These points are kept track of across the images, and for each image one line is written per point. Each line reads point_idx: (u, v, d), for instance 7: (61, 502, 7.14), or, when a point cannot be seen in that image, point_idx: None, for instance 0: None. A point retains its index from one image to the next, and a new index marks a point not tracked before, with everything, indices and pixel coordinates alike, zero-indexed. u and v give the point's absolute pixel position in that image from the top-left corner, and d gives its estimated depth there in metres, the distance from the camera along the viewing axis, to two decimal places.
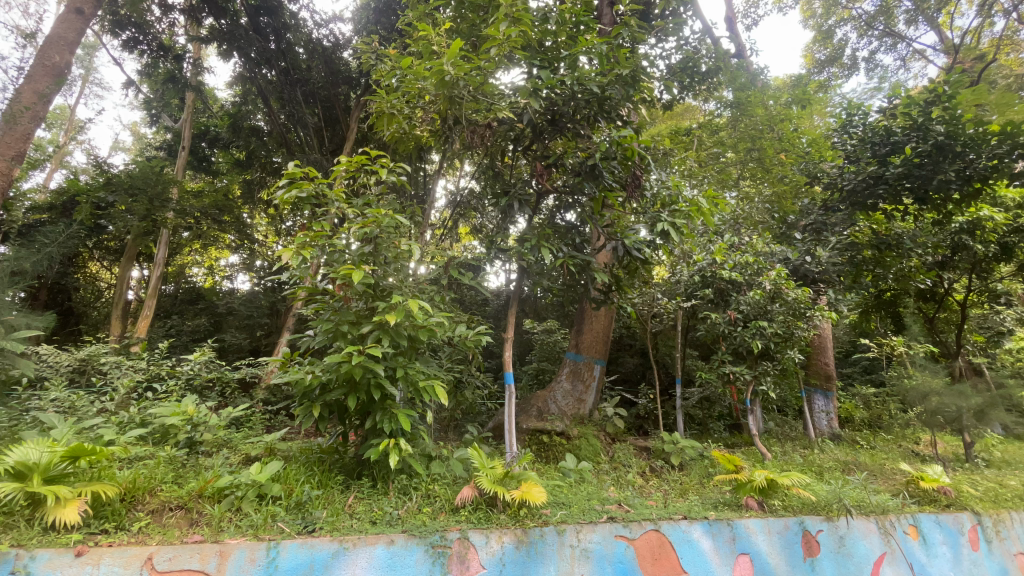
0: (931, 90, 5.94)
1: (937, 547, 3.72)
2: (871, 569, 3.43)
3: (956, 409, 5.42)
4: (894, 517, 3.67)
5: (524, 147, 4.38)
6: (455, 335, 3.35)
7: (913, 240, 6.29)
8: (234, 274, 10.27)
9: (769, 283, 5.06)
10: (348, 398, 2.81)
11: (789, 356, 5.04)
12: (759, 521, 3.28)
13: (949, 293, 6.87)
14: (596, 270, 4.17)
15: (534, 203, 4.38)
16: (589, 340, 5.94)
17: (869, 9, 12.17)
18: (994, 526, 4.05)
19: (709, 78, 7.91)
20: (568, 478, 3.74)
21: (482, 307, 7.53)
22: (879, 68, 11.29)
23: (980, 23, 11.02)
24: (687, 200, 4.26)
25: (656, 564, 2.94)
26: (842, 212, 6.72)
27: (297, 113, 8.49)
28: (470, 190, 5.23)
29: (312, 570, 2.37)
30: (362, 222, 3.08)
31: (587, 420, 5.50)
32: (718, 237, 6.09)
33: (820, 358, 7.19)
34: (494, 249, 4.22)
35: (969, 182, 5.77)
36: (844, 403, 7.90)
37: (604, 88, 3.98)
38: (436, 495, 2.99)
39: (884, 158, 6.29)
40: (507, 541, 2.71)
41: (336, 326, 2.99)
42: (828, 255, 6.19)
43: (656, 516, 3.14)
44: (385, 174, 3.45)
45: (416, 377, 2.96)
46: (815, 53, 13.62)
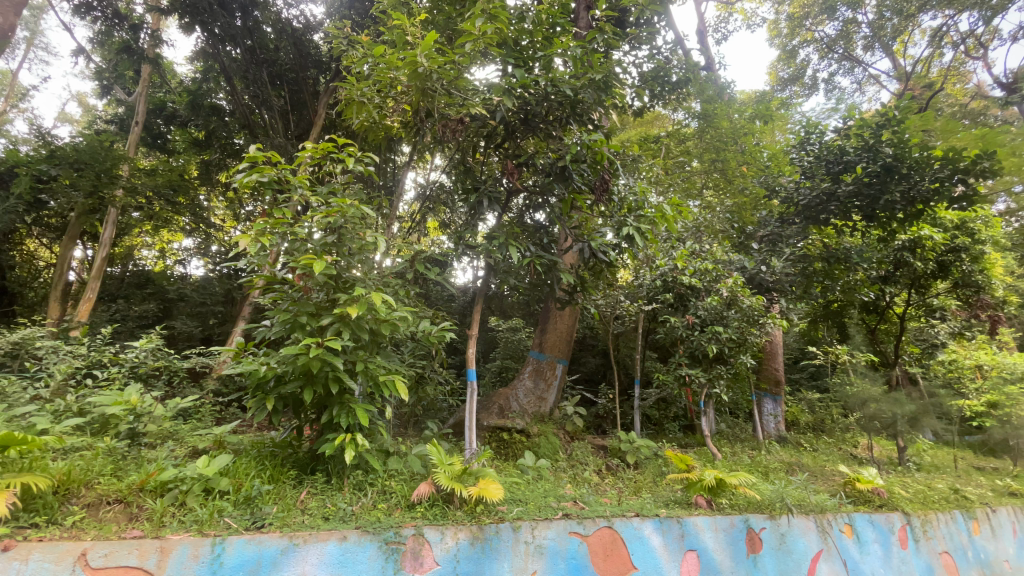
0: (883, 114, 6.29)
1: (870, 545, 3.96)
2: (808, 565, 3.62)
3: (892, 416, 5.78)
4: (831, 517, 3.87)
5: (496, 145, 4.39)
6: (419, 330, 3.32)
7: (860, 255, 6.62)
8: (188, 258, 9.84)
9: (726, 290, 5.30)
10: (304, 391, 2.73)
11: (742, 361, 5.22)
12: (707, 518, 3.39)
13: (889, 307, 7.31)
14: (561, 270, 4.24)
15: (504, 201, 4.37)
16: (553, 339, 5.99)
17: (831, 32, 12.79)
18: (921, 526, 4.32)
19: (679, 88, 8.12)
20: (526, 475, 3.78)
21: (448, 303, 7.50)
22: (837, 90, 11.93)
23: (930, 54, 11.76)
24: (652, 207, 4.37)
25: (608, 561, 3.01)
26: (797, 225, 7.06)
27: (262, 94, 8.24)
28: (439, 184, 5.17)
29: (259, 567, 2.31)
30: (327, 211, 3.01)
31: (547, 418, 5.55)
32: (681, 243, 6.27)
33: (770, 364, 7.56)
34: (461, 245, 4.18)
35: (913, 203, 6.15)
36: (790, 407, 8.29)
37: (576, 91, 4.03)
38: (392, 491, 2.96)
39: (837, 176, 6.61)
40: (462, 538, 2.71)
41: (294, 317, 2.91)
42: (782, 266, 6.48)
43: (610, 512, 3.19)
44: (352, 163, 3.37)
45: (377, 371, 2.91)
46: (779, 71, 14.22)
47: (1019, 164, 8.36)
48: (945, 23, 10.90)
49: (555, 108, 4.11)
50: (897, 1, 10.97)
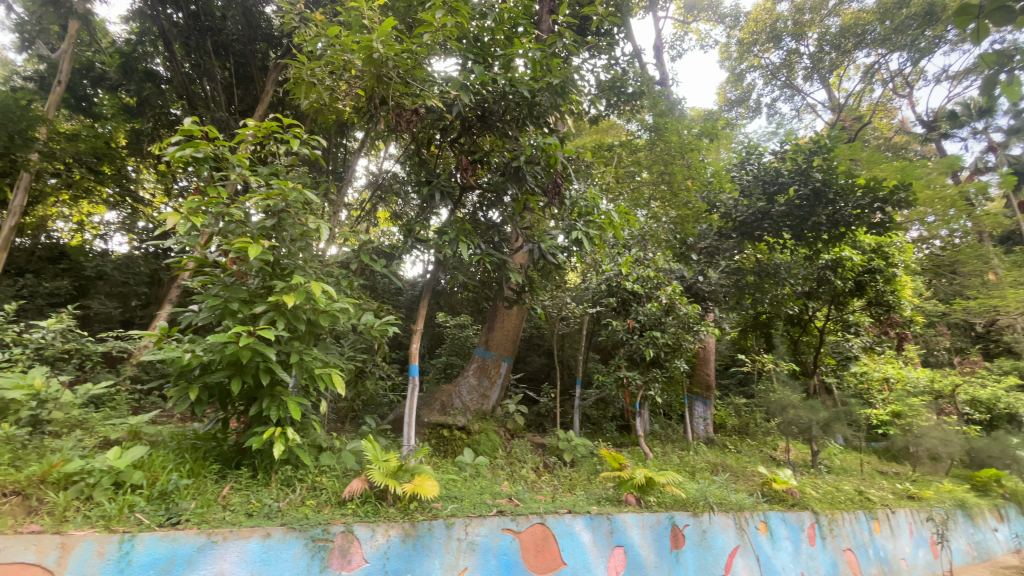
0: (816, 142, 6.78)
1: (781, 541, 4.26)
2: (725, 560, 3.85)
3: (808, 421, 6.24)
4: (749, 514, 4.13)
5: (451, 138, 4.33)
6: (359, 323, 3.24)
7: (788, 272, 7.19)
8: (110, 234, 9.07)
9: (665, 297, 5.57)
10: (232, 382, 2.60)
11: (676, 365, 5.51)
12: (635, 516, 3.52)
13: (811, 320, 7.88)
14: (510, 270, 4.28)
15: (457, 197, 4.33)
16: (499, 337, 5.99)
17: (775, 60, 13.63)
18: (828, 524, 4.68)
19: (634, 100, 8.43)
20: (463, 472, 3.80)
21: (394, 296, 7.35)
22: (778, 115, 12.75)
23: (862, 89, 12.77)
24: (601, 213, 4.52)
25: (539, 556, 3.07)
26: (733, 239, 7.47)
27: (205, 64, 7.70)
28: (392, 173, 5.05)
29: (172, 566, 2.17)
30: (266, 193, 2.88)
31: (489, 416, 5.56)
32: (627, 250, 6.47)
33: (702, 369, 7.96)
34: (411, 238, 4.12)
35: (836, 226, 6.66)
36: (719, 411, 8.77)
37: (534, 93, 4.09)
38: (323, 487, 2.89)
39: (772, 196, 7.03)
40: (393, 535, 2.67)
41: (224, 303, 2.76)
42: (717, 277, 6.86)
43: (543, 510, 3.24)
44: (297, 145, 3.23)
45: (312, 364, 2.81)
46: (727, 92, 14.96)
47: (929, 196, 9.24)
48: (877, 61, 11.91)
49: (512, 108, 4.13)
50: (836, 36, 12.00)
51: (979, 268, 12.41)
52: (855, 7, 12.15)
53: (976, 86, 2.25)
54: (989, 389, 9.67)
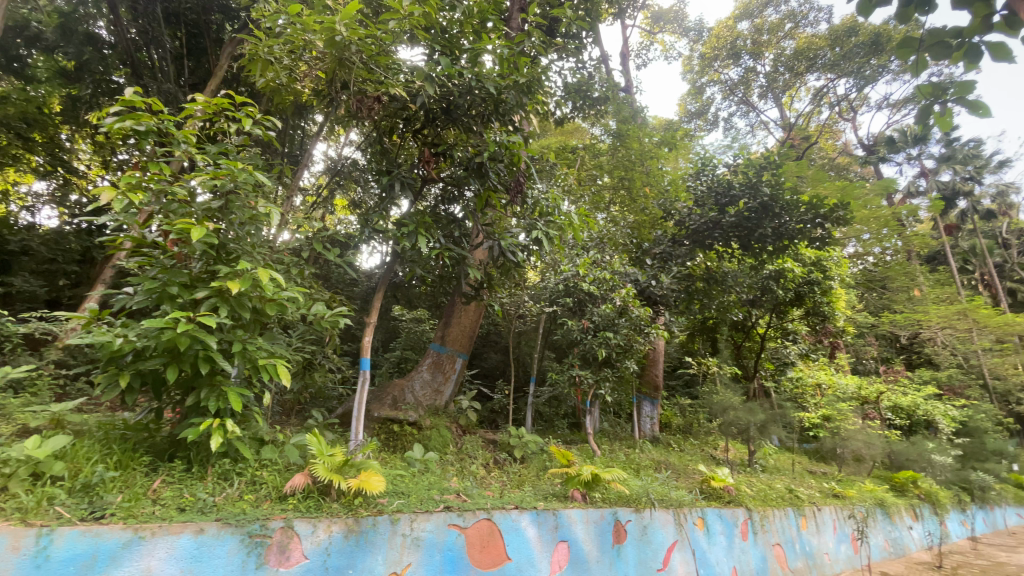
0: (766, 158, 7.11)
1: (716, 536, 4.47)
2: (664, 554, 4.00)
3: (746, 422, 6.58)
4: (687, 510, 4.30)
5: (414, 129, 4.25)
6: (309, 313, 3.13)
7: (734, 280, 7.55)
8: (40, 207, 8.12)
9: (619, 299, 5.73)
10: (167, 370, 2.47)
11: (627, 366, 5.69)
12: (580, 511, 3.60)
13: (754, 327, 8.30)
14: (469, 265, 4.26)
15: (418, 189, 4.26)
16: (455, 333, 5.94)
17: (734, 76, 14.20)
18: (760, 520, 4.94)
19: (599, 104, 8.61)
20: (412, 468, 3.77)
21: (349, 287, 7.17)
22: (733, 130, 13.33)
23: (811, 110, 13.52)
24: (562, 214, 4.57)
25: (483, 552, 3.08)
26: (686, 246, 7.69)
27: (153, 31, 7.12)
28: (352, 160, 4.93)
29: (94, 562, 2.05)
30: (213, 173, 2.74)
31: (441, 411, 5.53)
32: (585, 252, 6.57)
33: (652, 370, 8.24)
34: (369, 228, 4.03)
35: (781, 238, 7.01)
36: (665, 410, 9.11)
37: (500, 90, 4.09)
38: (263, 481, 2.80)
39: (723, 207, 7.33)
40: (335, 531, 2.61)
41: (162, 287, 2.61)
42: (669, 282, 7.10)
43: (490, 505, 3.26)
44: (250, 125, 3.09)
45: (256, 354, 2.70)
46: (687, 104, 15.43)
47: (866, 216, 9.91)
48: (826, 85, 12.66)
49: (478, 104, 4.11)
50: (790, 58, 12.68)
51: (906, 284, 13.41)
52: (808, 32, 12.83)
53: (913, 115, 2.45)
54: (909, 397, 10.47)
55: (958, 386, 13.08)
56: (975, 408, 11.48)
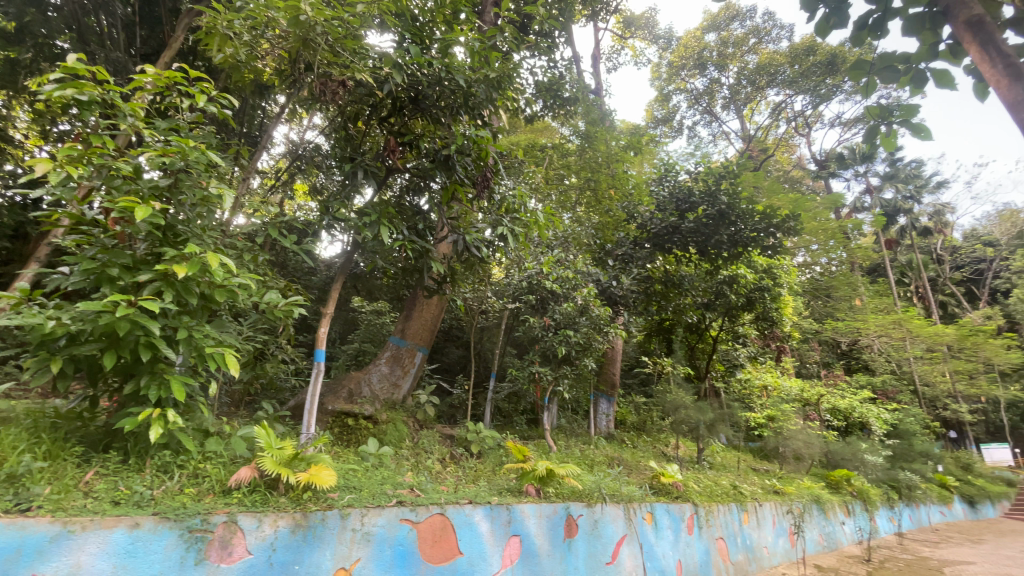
0: (725, 167, 7.37)
1: (664, 530, 4.62)
2: (614, 547, 4.10)
3: (696, 421, 6.84)
4: (637, 506, 4.43)
5: (381, 117, 4.17)
6: (261, 301, 3.03)
7: (690, 284, 7.83)
8: None
9: (580, 298, 5.84)
10: (104, 356, 2.33)
11: (585, 363, 5.81)
12: (533, 506, 3.64)
13: (708, 329, 8.61)
14: (432, 259, 4.20)
15: (382, 178, 4.17)
16: (416, 327, 5.86)
17: (699, 86, 14.60)
18: (705, 515, 5.14)
19: (568, 104, 8.67)
20: (365, 462, 3.71)
21: (306, 276, 6.95)
22: (697, 138, 13.74)
23: (769, 123, 14.10)
24: (528, 211, 4.58)
25: (435, 546, 3.06)
26: (647, 249, 7.89)
27: None
28: (315, 145, 4.77)
29: (15, 558, 1.91)
30: (161, 150, 2.59)
31: (398, 406, 5.46)
32: (550, 250, 6.62)
33: (609, 369, 8.43)
34: (329, 215, 3.91)
35: (736, 245, 7.30)
36: (621, 408, 9.33)
37: (470, 83, 4.06)
38: (206, 475, 2.69)
39: (683, 212, 7.55)
40: (282, 526, 2.53)
41: (101, 268, 2.46)
42: (629, 283, 7.29)
43: (444, 500, 3.25)
44: (204, 102, 2.94)
45: (203, 342, 2.58)
46: (654, 110, 15.77)
47: (815, 227, 10.46)
48: (785, 100, 13.26)
49: (447, 95, 4.07)
50: (753, 72, 13.21)
51: (848, 294, 14.22)
52: (770, 48, 13.44)
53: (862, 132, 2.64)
54: (847, 400, 11.12)
55: (891, 390, 13.99)
56: (904, 412, 12.31)
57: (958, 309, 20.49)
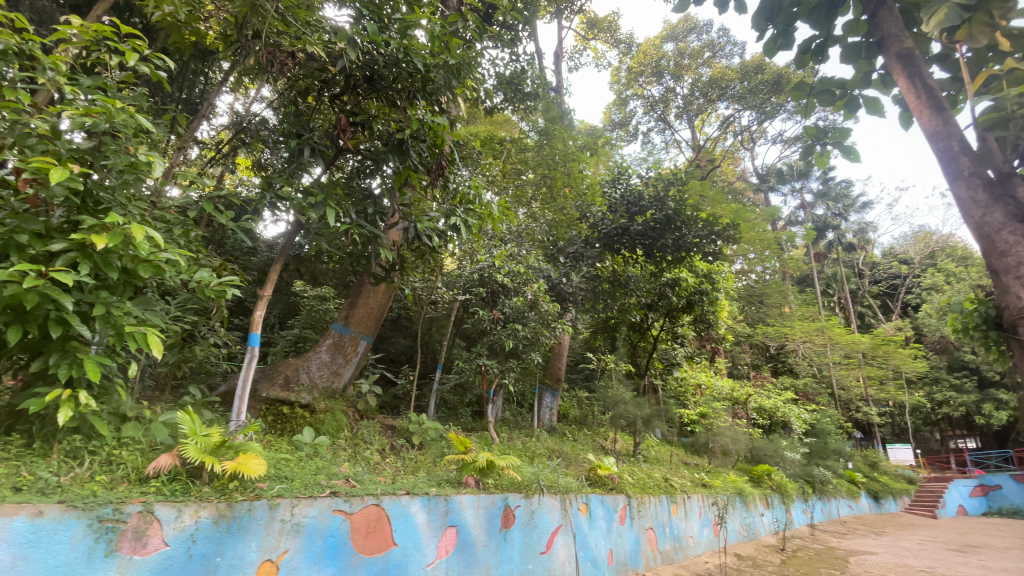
0: (674, 174, 7.66)
1: (597, 521, 4.77)
2: (548, 537, 4.19)
3: (634, 416, 7.12)
4: (573, 497, 4.56)
5: (333, 94, 4.01)
6: (191, 280, 2.85)
7: (636, 285, 8.10)
8: None
9: (530, 293, 5.91)
10: (7, 329, 2.12)
11: (531, 357, 5.91)
12: (472, 497, 3.65)
13: (650, 328, 8.93)
14: (381, 245, 4.04)
15: (331, 157, 4.02)
16: (361, 314, 5.66)
17: (655, 94, 15.03)
18: (637, 506, 5.37)
19: (529, 99, 8.68)
20: (300, 452, 3.60)
21: (246, 256, 6.61)
22: (650, 144, 14.17)
23: (718, 135, 14.76)
24: (482, 204, 4.53)
25: (369, 537, 3.01)
26: (597, 249, 8.07)
27: None
28: (261, 119, 4.53)
29: None
30: (84, 109, 2.37)
31: (338, 395, 5.30)
32: (503, 244, 6.62)
33: (555, 363, 8.59)
34: (271, 192, 3.71)
35: (679, 250, 7.61)
36: (564, 402, 9.53)
37: (429, 67, 3.96)
38: (122, 462, 2.54)
39: (633, 215, 7.78)
40: (204, 517, 2.40)
41: (6, 233, 2.22)
42: (578, 281, 7.46)
43: (380, 491, 3.19)
44: (136, 61, 2.71)
45: (123, 320, 2.39)
46: (611, 114, 16.11)
47: (753, 237, 11.08)
48: (733, 114, 13.94)
49: (404, 78, 3.97)
50: (706, 85, 13.75)
51: (779, 301, 15.20)
52: (723, 63, 14.17)
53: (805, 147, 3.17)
54: (772, 401, 11.90)
55: (812, 393, 15.10)
56: (821, 413, 13.33)
57: (874, 320, 22.37)
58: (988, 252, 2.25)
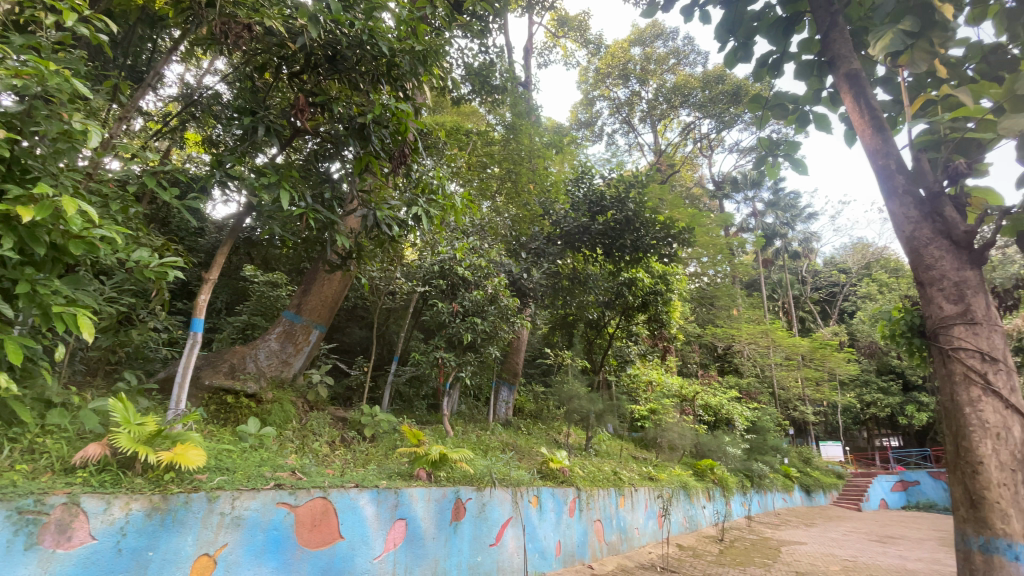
0: (636, 176, 7.83)
1: (547, 513, 4.85)
2: (498, 529, 4.22)
3: (587, 411, 7.28)
4: (524, 490, 4.61)
5: (292, 72, 3.87)
6: (128, 260, 2.68)
7: (594, 283, 8.27)
8: None
9: (491, 287, 5.91)
10: None
11: (488, 351, 5.93)
12: (422, 490, 3.62)
13: (606, 326, 9.11)
14: (338, 232, 3.93)
15: (287, 137, 3.86)
16: (314, 302, 5.47)
17: (621, 96, 15.31)
18: (586, 498, 5.49)
19: (497, 92, 8.63)
20: (244, 443, 3.47)
21: (192, 236, 6.28)
22: (614, 145, 14.42)
23: (679, 141, 15.20)
24: (445, 195, 4.47)
25: (314, 531, 2.93)
26: (558, 246, 8.15)
27: None
28: (214, 93, 4.30)
29: None
30: (12, 69, 2.17)
31: (287, 385, 5.13)
32: (465, 237, 6.57)
33: (513, 358, 8.63)
34: (220, 170, 3.53)
35: (637, 250, 7.83)
36: (520, 396, 9.61)
37: (394, 52, 3.85)
38: (45, 451, 2.38)
39: (595, 214, 7.91)
40: (135, 509, 2.27)
41: None
42: (539, 277, 7.52)
43: (327, 483, 3.11)
44: (74, 20, 2.51)
45: (50, 300, 2.21)
46: (578, 113, 16.30)
47: (707, 241, 11.53)
48: (694, 122, 14.41)
49: (367, 61, 3.85)
50: (669, 91, 14.14)
51: (728, 304, 15.89)
52: (687, 70, 14.62)
53: (756, 158, 3.34)
54: (718, 399, 12.44)
55: (754, 392, 15.91)
56: (762, 411, 14.04)
57: (813, 325, 23.74)
58: (916, 265, 2.44)
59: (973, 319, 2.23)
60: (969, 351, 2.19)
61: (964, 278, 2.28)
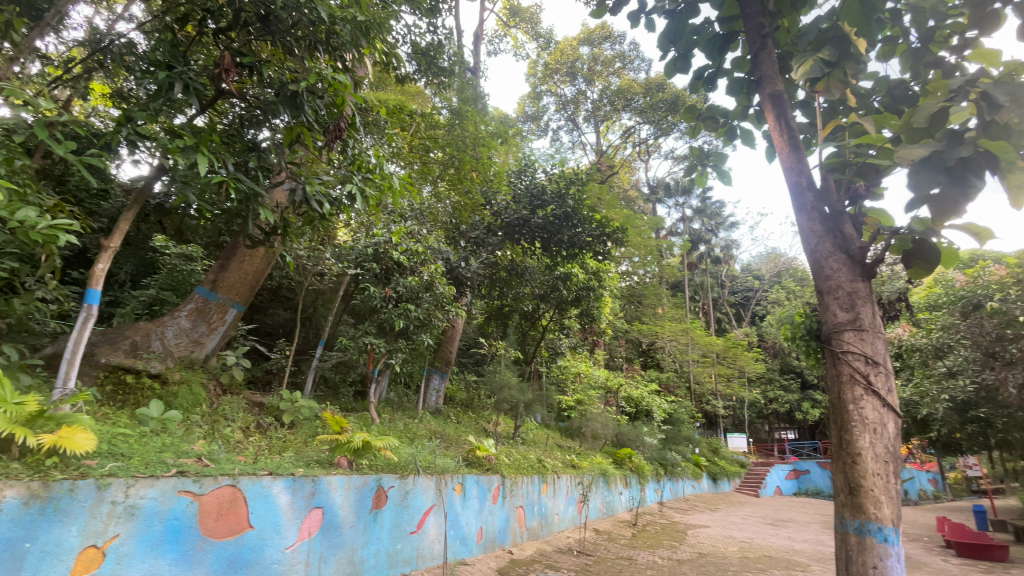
0: (577, 173, 7.97)
1: (470, 500, 4.89)
2: (420, 517, 4.20)
3: (516, 400, 7.40)
4: (448, 477, 4.61)
5: (219, 28, 3.59)
6: (9, 218, 2.36)
7: (530, 276, 8.37)
8: None
9: (426, 274, 5.82)
10: None
11: (420, 338, 5.83)
12: (342, 478, 3.52)
13: (540, 318, 9.25)
14: (263, 206, 3.69)
15: (209, 98, 3.56)
16: (232, 279, 5.11)
17: (568, 93, 15.53)
18: (510, 485, 5.59)
19: (445, 75, 8.43)
20: (143, 427, 3.21)
21: (93, 199, 5.65)
22: (558, 141, 14.62)
23: (619, 143, 15.67)
24: (382, 175, 4.32)
25: (220, 521, 2.75)
26: (498, 237, 8.15)
27: None
28: (126, 40, 3.87)
29: None
30: None
31: (197, 366, 4.77)
32: (402, 221, 6.40)
33: (445, 346, 8.56)
34: (129, 127, 3.19)
35: (573, 246, 8.01)
36: (451, 385, 9.58)
37: (334, 19, 3.63)
38: None
39: (535, 207, 7.98)
40: (10, 497, 2.03)
41: None
42: (476, 266, 7.49)
43: (237, 471, 2.94)
44: None
45: None
46: (525, 106, 16.37)
47: (639, 241, 12.02)
48: (635, 126, 14.93)
49: (304, 26, 3.62)
50: (614, 94, 14.53)
51: (654, 302, 16.73)
52: (631, 75, 15.02)
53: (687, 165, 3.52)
54: (640, 391, 13.11)
55: (673, 386, 16.92)
56: (679, 404, 14.97)
57: (729, 326, 25.57)
58: (817, 274, 2.68)
59: (860, 325, 2.49)
60: (856, 354, 2.45)
61: (856, 289, 2.54)
